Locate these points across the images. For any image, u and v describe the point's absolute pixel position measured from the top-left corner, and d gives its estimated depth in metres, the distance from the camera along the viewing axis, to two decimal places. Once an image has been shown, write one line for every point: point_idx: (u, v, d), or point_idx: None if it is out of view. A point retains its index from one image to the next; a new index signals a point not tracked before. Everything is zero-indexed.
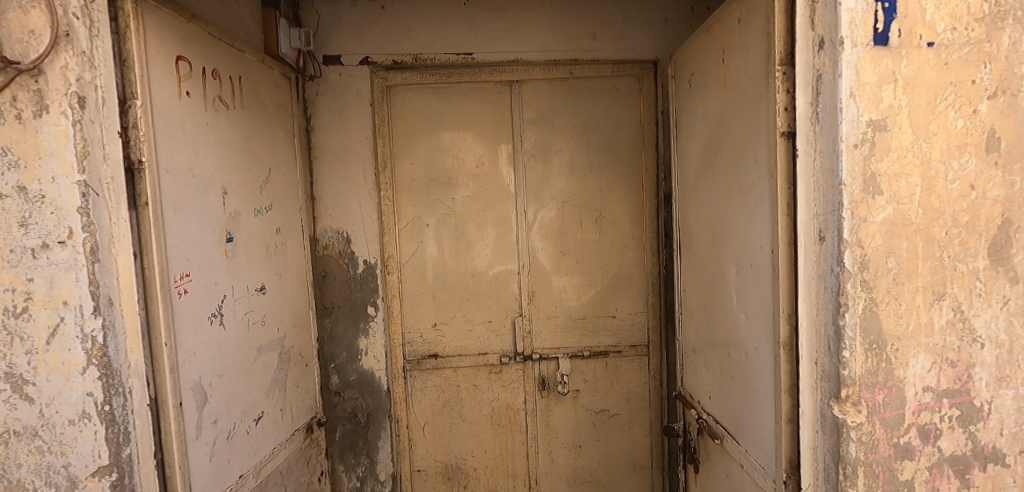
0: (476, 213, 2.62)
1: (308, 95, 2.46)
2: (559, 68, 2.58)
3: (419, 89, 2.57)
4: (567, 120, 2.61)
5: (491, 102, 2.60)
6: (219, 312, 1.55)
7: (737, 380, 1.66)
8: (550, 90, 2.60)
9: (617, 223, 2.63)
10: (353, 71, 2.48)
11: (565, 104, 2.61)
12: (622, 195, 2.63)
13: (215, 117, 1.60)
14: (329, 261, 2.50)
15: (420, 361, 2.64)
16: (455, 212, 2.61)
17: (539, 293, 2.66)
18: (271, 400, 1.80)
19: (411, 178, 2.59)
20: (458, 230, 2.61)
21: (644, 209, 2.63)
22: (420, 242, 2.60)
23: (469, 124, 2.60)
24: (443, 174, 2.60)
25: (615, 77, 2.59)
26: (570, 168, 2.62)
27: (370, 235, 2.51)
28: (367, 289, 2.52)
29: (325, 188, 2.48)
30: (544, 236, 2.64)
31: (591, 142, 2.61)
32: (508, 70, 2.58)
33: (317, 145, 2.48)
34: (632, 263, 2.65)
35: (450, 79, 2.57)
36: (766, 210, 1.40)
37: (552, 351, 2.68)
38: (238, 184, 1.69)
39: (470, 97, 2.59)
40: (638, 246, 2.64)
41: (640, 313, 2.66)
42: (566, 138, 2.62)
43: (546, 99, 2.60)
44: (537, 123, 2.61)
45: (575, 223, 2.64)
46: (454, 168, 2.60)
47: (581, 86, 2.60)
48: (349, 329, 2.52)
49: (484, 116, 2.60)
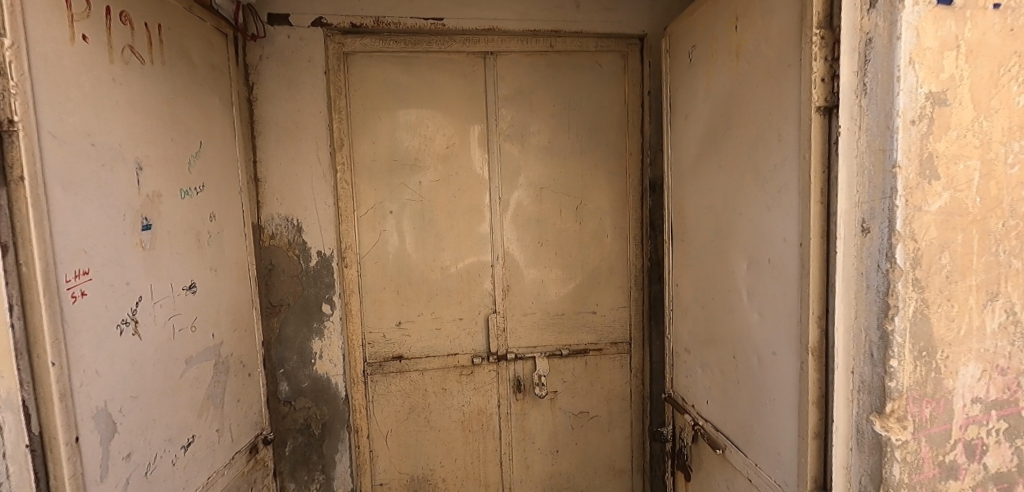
0: (446, 199, 2.35)
1: (249, 59, 2.11)
2: (539, 41, 2.34)
3: (381, 58, 2.27)
4: (547, 98, 2.38)
5: (463, 75, 2.33)
6: (133, 319, 1.23)
7: (745, 387, 1.50)
8: (529, 64, 2.36)
9: (599, 211, 2.44)
10: (303, 34, 2.14)
11: (544, 81, 2.37)
12: (605, 181, 2.43)
13: (125, 73, 1.26)
14: (276, 252, 2.17)
15: (383, 364, 2.36)
16: (422, 198, 2.33)
17: (514, 288, 2.44)
18: (205, 421, 1.49)
19: (372, 159, 2.29)
20: (425, 217, 2.34)
21: (628, 197, 2.43)
22: (383, 231, 2.31)
23: (437, 99, 2.32)
24: (408, 155, 2.31)
25: (599, 52, 2.38)
26: (549, 151, 2.40)
27: (324, 223, 2.19)
28: (321, 285, 2.21)
29: (271, 168, 2.15)
30: (521, 225, 2.42)
31: (572, 123, 2.39)
32: (483, 40, 2.32)
33: (260, 118, 2.13)
34: (614, 255, 2.47)
35: (416, 47, 2.28)
36: (794, 198, 1.22)
37: (528, 351, 2.47)
38: (158, 158, 1.36)
39: (439, 69, 2.31)
40: (621, 236, 2.46)
41: (622, 308, 2.49)
42: (545, 118, 2.39)
43: (524, 75, 2.36)
44: (514, 101, 2.37)
45: (554, 212, 2.42)
46: (421, 149, 2.32)
47: (562, 61, 2.37)
48: (300, 330, 2.21)
49: (456, 91, 2.33)
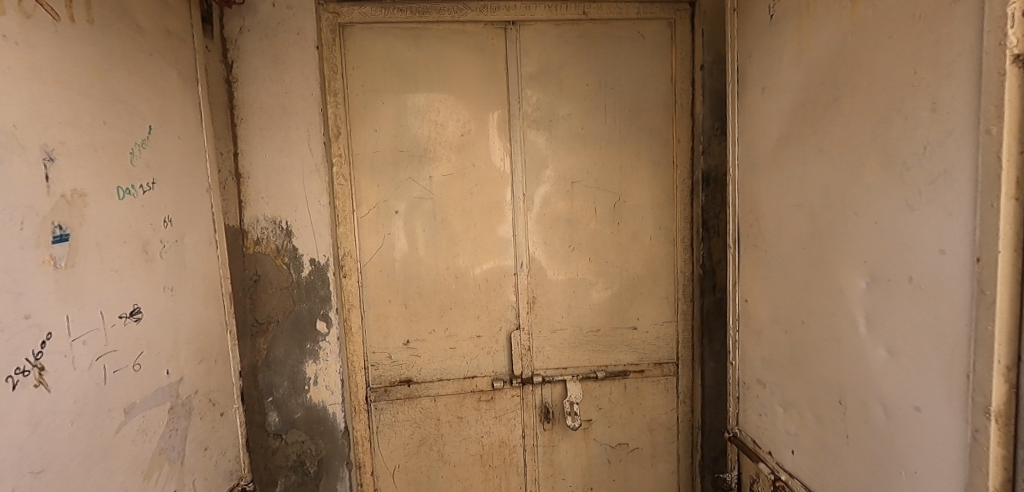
0: (461, 197, 2.00)
1: (228, 33, 1.78)
2: (570, 7, 1.97)
3: (384, 30, 1.91)
4: (580, 75, 2.01)
5: (481, 50, 1.97)
6: (37, 365, 0.90)
7: (858, 445, 1.13)
8: (558, 36, 1.99)
9: (641, 209, 2.06)
10: (291, 1, 1.79)
11: (577, 55, 2.00)
12: (647, 173, 2.05)
13: (28, 30, 0.92)
14: (262, 261, 1.85)
15: (388, 390, 2.03)
16: (432, 196, 1.98)
17: (541, 300, 2.09)
18: (155, 483, 1.16)
19: (374, 149, 1.94)
20: (437, 219, 2.00)
21: (674, 192, 2.05)
22: (387, 235, 1.97)
23: (451, 78, 1.97)
24: (417, 145, 1.96)
25: (641, 20, 2.00)
26: (582, 139, 2.03)
27: (319, 226, 1.86)
28: (315, 299, 1.87)
29: (255, 162, 1.82)
30: (549, 227, 2.06)
31: (609, 105, 2.02)
32: (504, 7, 1.95)
33: (242, 103, 1.80)
34: (658, 261, 2.09)
35: (426, 17, 1.92)
36: (968, 193, 0.84)
37: (558, 373, 2.11)
38: (83, 146, 1.03)
39: (453, 42, 1.95)
40: (667, 239, 2.08)
41: (667, 323, 2.12)
42: (577, 100, 2.02)
43: (553, 49, 2.00)
44: (540, 79, 2.00)
45: (588, 210, 2.06)
46: (431, 137, 1.97)
47: (598, 31, 2.00)
48: (291, 351, 1.88)
49: (472, 68, 1.97)
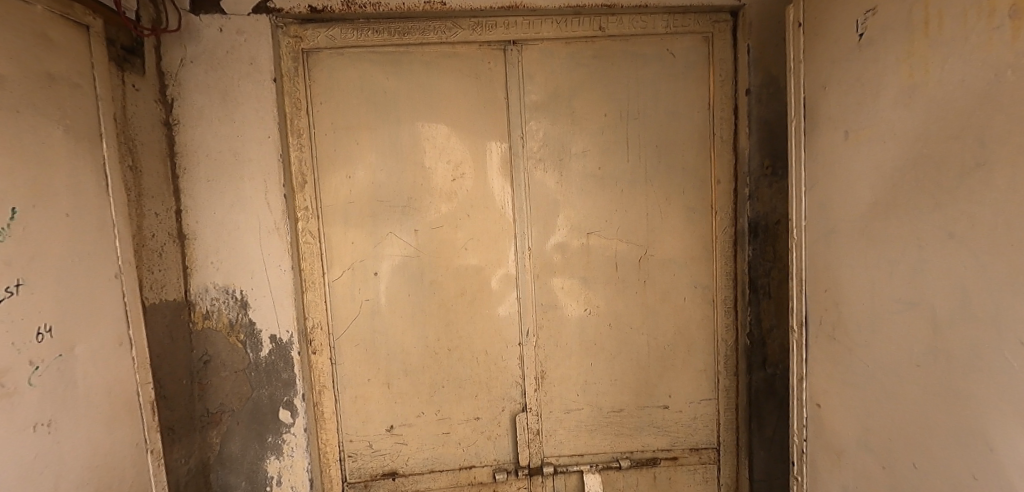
0: (453, 254, 1.66)
1: (167, 66, 1.47)
2: (583, 22, 1.61)
3: (356, 56, 1.58)
4: (596, 104, 1.65)
5: (475, 76, 1.62)
6: None
7: None
8: (569, 56, 1.64)
9: (672, 265, 1.70)
10: (241, 25, 1.47)
11: (592, 80, 1.64)
12: (680, 221, 1.68)
13: None
14: (213, 338, 1.53)
15: (369, 485, 1.69)
16: (419, 253, 1.65)
17: (552, 375, 1.73)
18: None
19: (346, 200, 1.61)
20: (425, 281, 1.66)
21: (713, 244, 1.68)
22: (365, 301, 1.64)
23: (439, 111, 1.63)
24: (399, 194, 1.63)
25: (670, 35, 1.63)
26: (599, 181, 1.67)
27: (279, 296, 1.53)
28: (276, 384, 1.55)
29: (202, 220, 1.50)
30: (560, 287, 1.70)
31: (631, 140, 1.66)
32: (502, 24, 1.60)
33: (185, 149, 1.49)
34: (694, 327, 1.72)
35: (406, 38, 1.58)
36: None
37: (572, 462, 1.76)
38: None
39: (441, 68, 1.61)
40: (705, 300, 1.71)
41: (705, 402, 1.74)
42: (593, 134, 1.66)
43: (562, 73, 1.64)
44: (547, 110, 1.65)
45: (607, 267, 1.70)
46: (416, 183, 1.63)
47: (617, 50, 1.63)
48: (250, 446, 1.56)
49: (465, 99, 1.63)
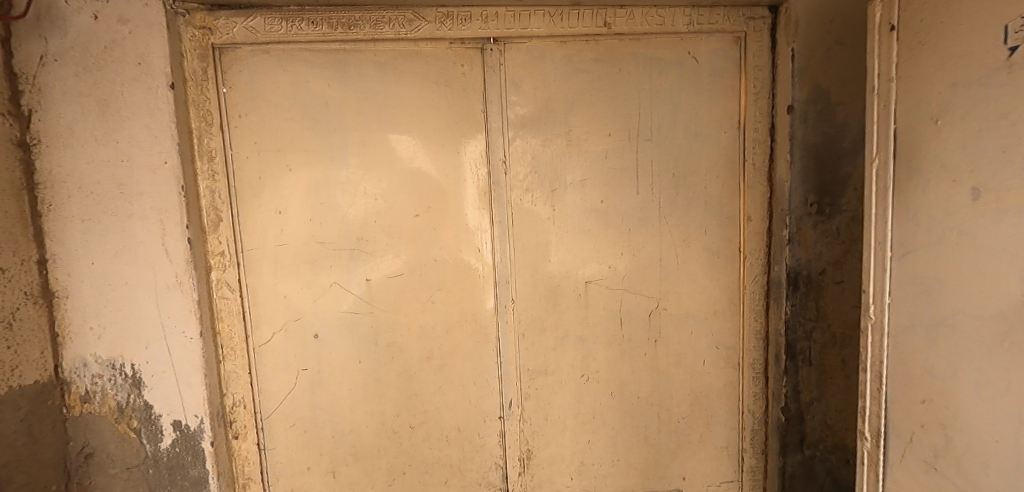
0: (417, 309, 1.31)
1: (21, 65, 1.08)
2: (584, 15, 1.26)
3: (287, 54, 1.20)
4: (598, 121, 1.30)
5: (444, 83, 1.26)
6: None
7: None
8: (565, 60, 1.28)
9: (690, 322, 1.37)
10: (123, 10, 1.08)
11: (593, 91, 1.30)
12: (701, 268, 1.35)
13: None
14: (95, 426, 1.17)
15: None
16: (372, 310, 1.29)
17: (540, 456, 1.40)
18: None
19: (276, 242, 1.24)
20: (380, 344, 1.30)
21: (741, 295, 1.36)
22: (301, 372, 1.28)
23: (398, 127, 1.26)
24: (345, 234, 1.26)
25: (693, 34, 1.29)
26: (601, 217, 1.33)
27: (184, 372, 1.16)
28: (181, 484, 1.19)
29: (75, 272, 1.13)
30: (552, 349, 1.36)
31: (643, 166, 1.32)
32: (480, 16, 1.24)
33: (49, 179, 1.11)
34: (715, 397, 1.40)
35: (353, 32, 1.20)
36: None
37: None
38: None
39: (400, 72, 1.25)
40: (730, 364, 1.39)
41: (726, 486, 1.43)
42: (595, 158, 1.31)
43: (556, 81, 1.29)
44: (537, 128, 1.30)
45: (610, 323, 1.36)
46: (368, 221, 1.26)
47: (626, 52, 1.29)
48: None
49: (431, 112, 1.27)
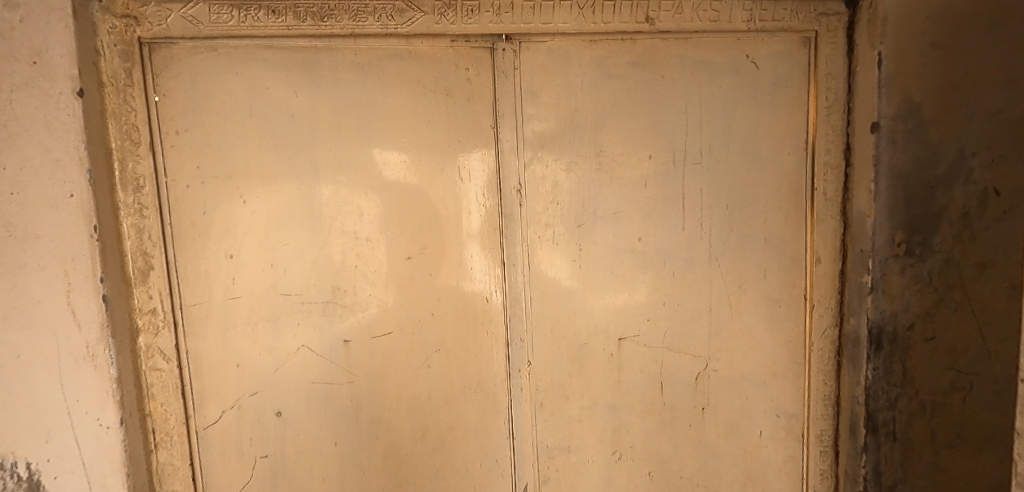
0: (409, 376, 1.04)
1: None
2: (620, 7, 1.01)
3: (241, 52, 0.92)
4: (636, 140, 1.04)
5: (444, 91, 1.00)
6: None
7: None
8: (594, 64, 1.03)
9: (745, 386, 1.12)
10: None
11: (630, 102, 1.04)
12: (759, 320, 1.10)
13: None
14: None
15: None
16: (351, 379, 1.01)
17: None
18: None
19: (224, 295, 0.95)
20: (361, 421, 1.02)
21: (808, 353, 1.11)
22: (260, 459, 1.00)
23: (385, 146, 0.99)
24: (316, 284, 0.98)
25: (753, 33, 1.04)
26: (638, 260, 1.07)
27: (99, 472, 0.88)
28: None
29: None
30: (576, 421, 1.10)
31: (690, 196, 1.06)
32: (490, 6, 0.98)
33: None
34: (774, 476, 1.14)
35: (328, 24, 0.94)
36: None
37: None
38: None
39: (387, 77, 0.98)
40: (792, 436, 1.14)
41: None
42: (631, 186, 1.05)
43: (583, 89, 1.03)
44: (559, 149, 1.04)
45: (648, 389, 1.10)
46: (345, 266, 0.99)
47: (671, 54, 1.03)
48: None
49: (426, 128, 1.00)
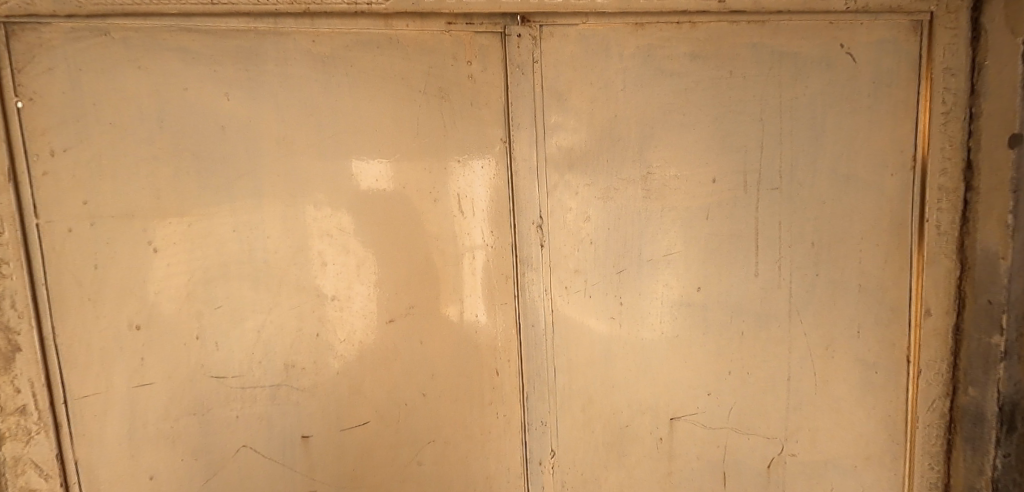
0: (395, 479, 0.77)
1: None
2: None
3: (144, 38, 0.63)
4: (695, 159, 0.78)
5: (439, 92, 0.74)
6: None
7: None
8: (640, 57, 0.77)
9: (830, 474, 0.87)
10: None
11: (687, 108, 0.78)
12: (850, 392, 0.85)
13: None
14: None
15: None
16: (315, 487, 0.74)
17: None
18: None
19: (130, 383, 0.67)
20: None
21: (912, 432, 0.86)
22: None
23: (358, 170, 0.72)
24: (262, 362, 0.71)
25: (849, 15, 0.78)
26: (697, 317, 0.81)
27: None
28: None
29: None
30: None
31: (766, 232, 0.80)
32: None
33: None
34: None
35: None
36: None
37: None
38: None
39: (358, 74, 0.70)
40: None
41: None
42: (688, 220, 0.79)
43: (626, 91, 0.77)
44: (593, 171, 0.78)
45: (707, 481, 0.85)
46: (304, 336, 0.72)
47: (742, 42, 0.77)
48: None
49: (414, 144, 0.73)
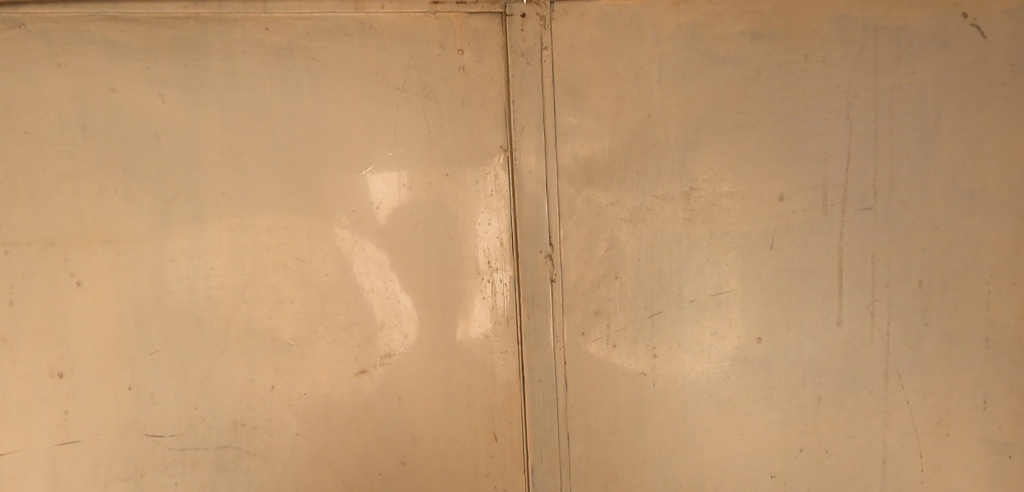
0: None
1: None
2: None
3: (66, 30, 0.53)
4: (754, 171, 0.60)
5: (425, 90, 0.60)
6: None
7: None
8: (679, 39, 0.59)
9: None
10: None
11: (746, 104, 0.59)
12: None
13: None
14: None
15: None
16: None
17: None
18: None
19: (51, 441, 0.56)
20: None
21: None
22: None
23: (323, 188, 0.59)
24: (207, 419, 0.58)
25: None
26: (757, 377, 0.62)
27: None
28: None
29: None
30: None
31: (855, 268, 0.59)
32: None
33: None
34: None
35: None
36: None
37: None
38: None
39: (323, 71, 0.58)
40: None
41: None
42: (746, 252, 0.61)
43: (662, 83, 0.60)
44: (618, 187, 0.61)
45: None
46: (257, 388, 0.59)
47: (818, 15, 0.58)
48: None
49: (391, 155, 0.60)
